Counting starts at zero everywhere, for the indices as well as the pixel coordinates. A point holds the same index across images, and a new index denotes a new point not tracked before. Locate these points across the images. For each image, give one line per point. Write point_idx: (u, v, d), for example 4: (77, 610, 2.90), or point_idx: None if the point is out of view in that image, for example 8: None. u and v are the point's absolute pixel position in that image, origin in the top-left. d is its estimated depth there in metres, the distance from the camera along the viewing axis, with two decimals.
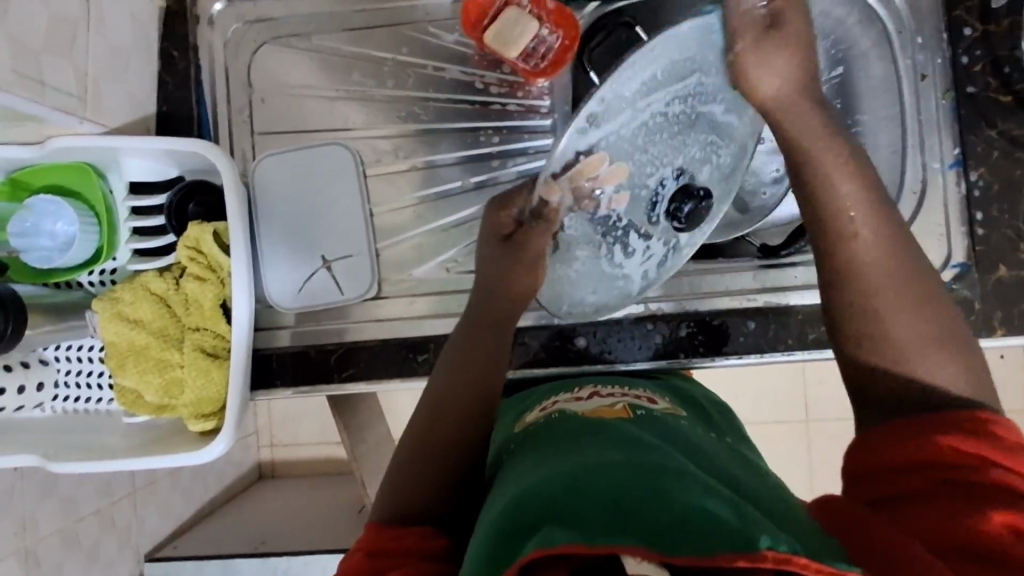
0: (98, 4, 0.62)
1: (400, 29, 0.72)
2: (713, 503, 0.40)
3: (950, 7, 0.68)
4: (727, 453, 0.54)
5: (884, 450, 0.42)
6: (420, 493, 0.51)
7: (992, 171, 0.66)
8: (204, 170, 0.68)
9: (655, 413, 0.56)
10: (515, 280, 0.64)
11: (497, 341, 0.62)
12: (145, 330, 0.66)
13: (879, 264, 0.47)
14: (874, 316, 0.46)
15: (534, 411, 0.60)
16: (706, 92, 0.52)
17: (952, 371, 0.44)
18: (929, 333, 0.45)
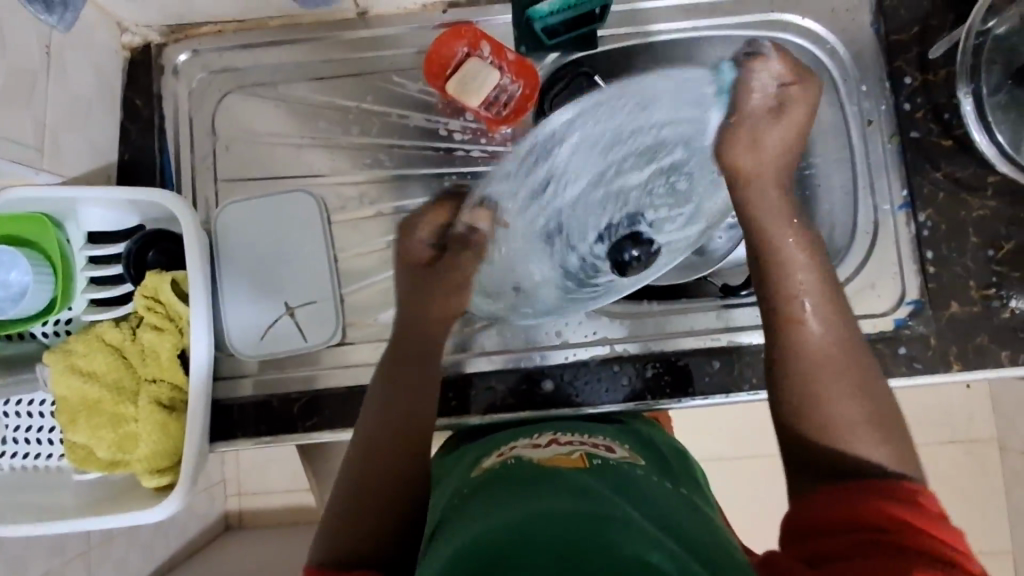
0: (60, 56, 0.62)
1: (365, 78, 0.73)
2: (655, 556, 0.40)
3: (890, 58, 0.71)
4: (681, 501, 0.54)
5: (827, 508, 0.45)
6: (364, 543, 0.51)
7: (939, 212, 0.69)
8: (165, 218, 0.68)
9: (611, 461, 0.56)
10: (434, 304, 0.67)
11: (428, 359, 0.64)
12: (98, 383, 0.64)
13: (823, 349, 0.54)
14: (841, 386, 0.52)
15: (492, 457, 0.59)
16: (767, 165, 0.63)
17: (882, 452, 0.49)
18: (867, 416, 0.50)
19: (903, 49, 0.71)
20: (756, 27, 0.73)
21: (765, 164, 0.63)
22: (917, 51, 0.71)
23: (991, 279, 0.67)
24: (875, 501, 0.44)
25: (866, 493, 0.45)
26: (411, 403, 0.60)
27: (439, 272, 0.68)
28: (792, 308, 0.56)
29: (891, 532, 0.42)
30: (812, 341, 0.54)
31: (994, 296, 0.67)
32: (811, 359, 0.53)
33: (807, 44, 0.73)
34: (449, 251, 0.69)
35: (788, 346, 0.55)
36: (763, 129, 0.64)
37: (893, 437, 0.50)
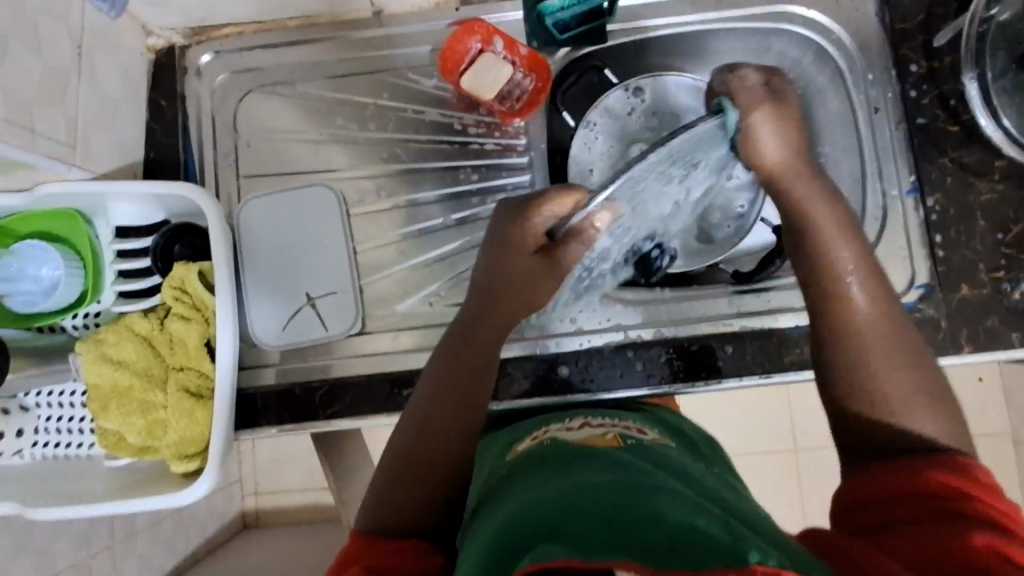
0: (89, 57, 0.65)
1: (381, 76, 0.75)
2: (701, 519, 0.42)
3: (896, 46, 0.72)
4: (716, 479, 0.56)
5: (883, 483, 0.46)
6: (411, 517, 0.54)
7: (946, 196, 0.70)
8: (191, 213, 0.70)
9: (645, 442, 0.58)
10: (527, 288, 0.62)
11: (492, 344, 0.62)
12: (129, 371, 0.66)
13: (869, 326, 0.53)
14: (891, 356, 0.52)
15: (526, 440, 0.60)
16: (797, 145, 0.60)
17: (939, 421, 0.49)
18: (916, 387, 0.50)
19: (908, 37, 0.72)
20: (762, 20, 0.74)
21: (778, 164, 0.59)
22: (922, 39, 0.72)
23: (1000, 262, 0.68)
24: (932, 472, 0.45)
25: (917, 466, 0.45)
26: (469, 386, 0.60)
27: (549, 265, 0.62)
28: (840, 297, 0.55)
29: (943, 501, 0.43)
30: (858, 321, 0.53)
31: (1003, 279, 0.68)
32: (851, 328, 0.53)
33: (812, 35, 0.74)
34: (554, 245, 0.62)
35: (830, 333, 0.54)
36: (763, 127, 0.58)
37: (937, 392, 0.51)
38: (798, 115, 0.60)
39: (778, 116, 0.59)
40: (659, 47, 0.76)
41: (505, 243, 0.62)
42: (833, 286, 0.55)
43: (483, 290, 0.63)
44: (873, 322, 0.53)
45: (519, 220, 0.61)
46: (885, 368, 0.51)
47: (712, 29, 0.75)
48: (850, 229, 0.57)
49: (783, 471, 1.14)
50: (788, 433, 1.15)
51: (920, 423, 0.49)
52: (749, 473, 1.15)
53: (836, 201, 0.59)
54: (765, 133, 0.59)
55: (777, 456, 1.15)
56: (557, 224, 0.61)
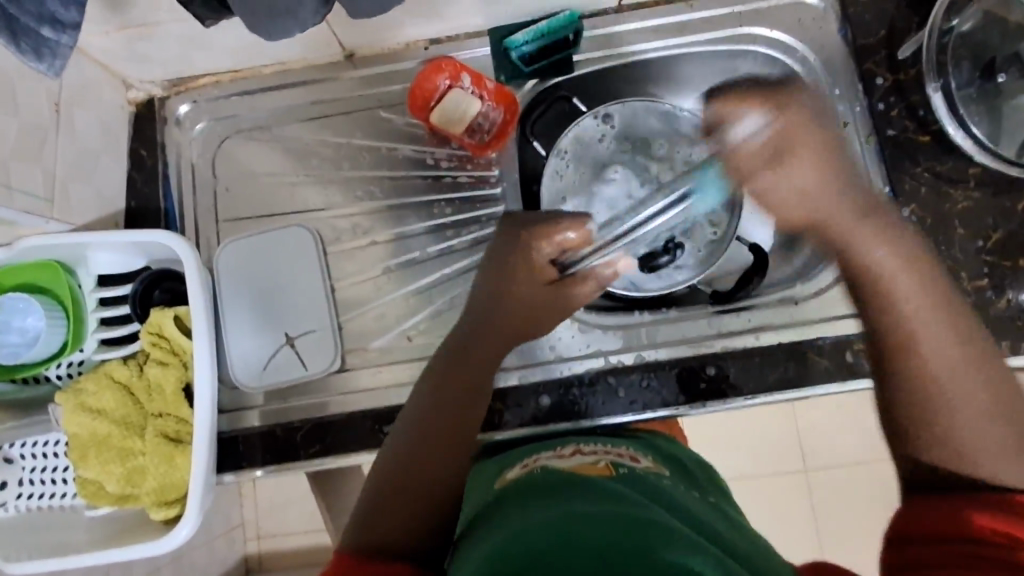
0: (68, 114, 0.67)
1: (355, 116, 0.77)
2: (695, 557, 0.41)
3: (861, 60, 0.72)
4: (707, 510, 0.54)
5: (929, 519, 0.44)
6: (399, 534, 0.51)
7: (923, 206, 0.69)
8: (171, 259, 0.70)
9: (637, 471, 0.56)
10: (531, 321, 0.66)
11: (481, 368, 0.62)
12: (108, 419, 0.66)
13: (944, 372, 0.48)
14: (1001, 437, 0.46)
15: (516, 467, 0.59)
16: (828, 164, 0.59)
17: (1018, 468, 0.45)
18: (1003, 437, 0.46)
19: (872, 51, 0.72)
20: (724, 42, 0.75)
21: (806, 202, 0.59)
22: (886, 53, 0.72)
23: (983, 269, 0.68)
24: (974, 513, 0.43)
25: (962, 503, 0.44)
26: (457, 400, 0.60)
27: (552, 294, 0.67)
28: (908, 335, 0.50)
29: (991, 545, 0.41)
30: (933, 359, 0.49)
31: (986, 287, 0.67)
32: (930, 374, 0.49)
33: (777, 54, 0.74)
34: (567, 277, 0.67)
35: (908, 375, 0.50)
36: (799, 162, 0.59)
37: (1021, 433, 0.46)
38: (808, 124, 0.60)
39: (810, 150, 0.59)
40: (629, 73, 0.77)
41: (517, 268, 0.66)
42: (908, 330, 0.51)
43: (470, 322, 0.64)
44: (965, 380, 0.48)
45: (533, 245, 0.67)
46: (995, 451, 0.46)
47: (679, 54, 0.75)
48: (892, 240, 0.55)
49: (795, 494, 1.12)
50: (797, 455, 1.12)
51: (989, 426, 0.47)
52: (760, 497, 1.12)
53: (887, 226, 0.56)
54: (802, 167, 0.59)
55: (786, 478, 1.12)
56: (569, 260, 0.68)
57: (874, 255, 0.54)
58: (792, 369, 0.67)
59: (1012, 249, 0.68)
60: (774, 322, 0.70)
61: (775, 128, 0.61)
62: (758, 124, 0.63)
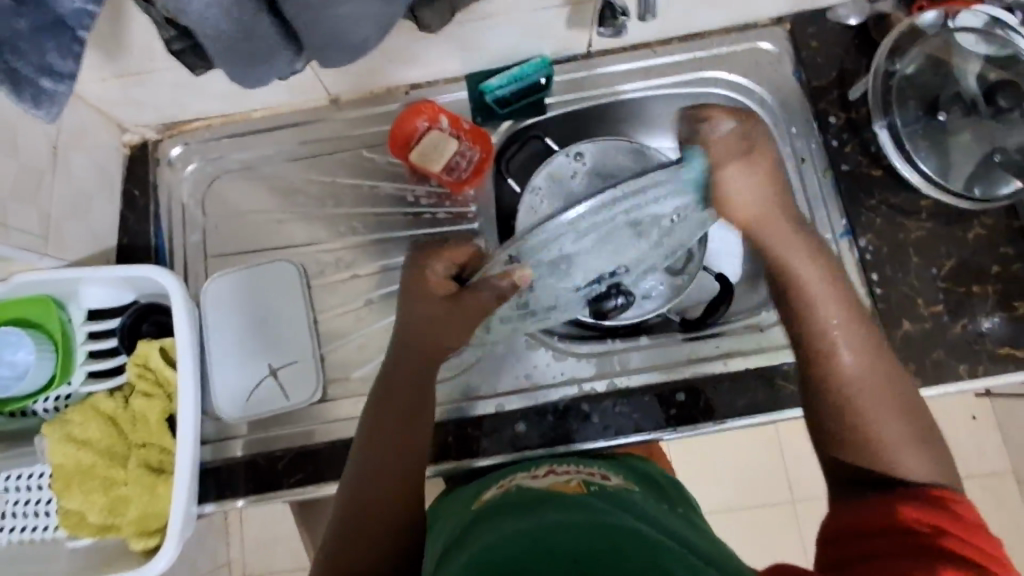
0: (65, 156, 0.70)
1: (340, 156, 0.81)
2: (670, 564, 0.42)
3: (815, 101, 0.77)
4: (679, 522, 0.56)
5: (863, 518, 0.47)
6: (365, 564, 0.54)
7: (878, 236, 0.73)
8: (159, 293, 0.73)
9: (609, 488, 0.58)
10: (441, 332, 0.66)
11: (411, 398, 0.63)
12: (92, 450, 0.67)
13: (857, 384, 0.54)
14: (908, 435, 0.52)
15: (492, 489, 0.61)
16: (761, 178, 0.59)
17: (928, 461, 0.51)
18: (910, 431, 0.52)
19: (825, 93, 0.77)
20: (687, 85, 0.79)
21: (755, 203, 0.59)
22: (838, 94, 0.77)
23: (938, 295, 0.71)
24: (901, 507, 0.47)
25: (888, 499, 0.48)
26: (403, 429, 0.62)
27: (456, 308, 0.65)
28: (828, 344, 0.56)
29: (917, 534, 0.44)
30: (848, 372, 0.55)
31: (941, 312, 0.70)
32: (845, 386, 0.55)
33: (737, 95, 0.79)
34: (467, 285, 0.66)
35: (831, 403, 0.55)
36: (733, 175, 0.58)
37: (921, 428, 0.53)
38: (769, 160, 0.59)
39: (743, 156, 0.58)
40: (598, 114, 0.81)
41: (414, 293, 0.67)
42: (849, 384, 0.55)
43: (392, 347, 0.66)
44: (877, 407, 0.53)
45: (428, 263, 0.68)
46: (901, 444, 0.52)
47: (646, 95, 0.80)
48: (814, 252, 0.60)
49: (781, 524, 1.12)
50: (782, 485, 1.13)
51: (894, 423, 0.53)
52: (746, 528, 1.12)
53: (825, 259, 0.60)
54: (746, 170, 0.58)
55: (775, 508, 1.13)
56: (464, 272, 0.68)
57: (795, 262, 0.59)
58: (761, 394, 0.70)
59: (965, 275, 0.71)
60: (741, 348, 0.72)
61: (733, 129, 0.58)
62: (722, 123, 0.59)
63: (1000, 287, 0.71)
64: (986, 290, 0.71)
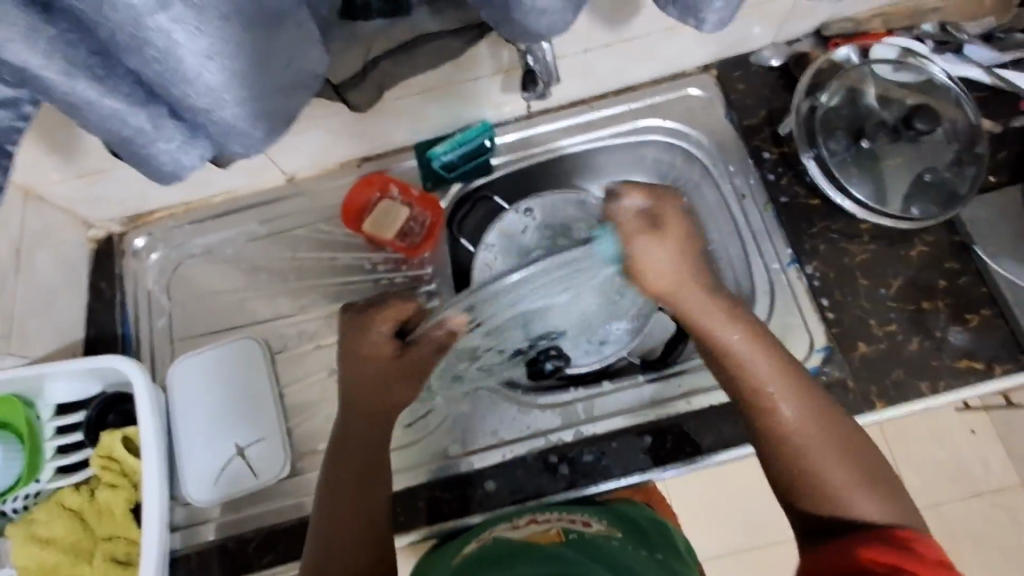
0: (28, 257, 0.72)
1: (299, 232, 0.83)
2: None
3: (748, 139, 0.80)
4: (656, 569, 0.55)
5: (828, 559, 0.49)
6: None
7: (824, 262, 0.75)
8: (124, 382, 0.74)
9: (587, 536, 0.57)
10: (384, 391, 0.65)
11: (371, 454, 0.63)
12: (56, 548, 0.66)
13: (802, 435, 0.55)
14: (861, 480, 0.53)
15: (472, 543, 0.60)
16: (686, 249, 0.61)
17: (881, 506, 0.52)
18: (862, 474, 0.53)
19: (756, 131, 0.81)
20: (626, 135, 0.83)
21: (670, 277, 0.60)
22: (769, 131, 0.80)
23: (890, 315, 0.72)
24: (860, 548, 0.48)
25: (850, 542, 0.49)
26: (355, 507, 0.60)
27: (399, 365, 0.64)
28: (763, 397, 0.57)
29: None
30: (785, 421, 0.56)
31: (896, 331, 0.71)
32: (790, 440, 0.55)
33: (675, 140, 0.83)
34: (409, 345, 0.65)
35: (783, 460, 0.55)
36: (648, 250, 0.60)
37: (869, 471, 0.53)
38: (680, 221, 0.61)
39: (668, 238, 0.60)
40: (545, 169, 0.85)
41: (359, 355, 0.65)
42: (788, 434, 0.55)
43: (335, 435, 0.64)
44: (827, 455, 0.54)
45: (369, 328, 0.65)
46: (855, 489, 0.52)
47: (588, 148, 0.83)
48: (736, 315, 0.60)
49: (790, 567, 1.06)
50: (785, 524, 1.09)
51: (845, 470, 0.53)
52: None
53: (738, 311, 0.61)
54: (660, 247, 0.60)
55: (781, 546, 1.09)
56: (408, 328, 0.66)
57: (720, 327, 0.60)
58: (726, 430, 0.70)
59: (914, 293, 0.73)
60: (703, 385, 0.73)
61: (656, 213, 0.60)
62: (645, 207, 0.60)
63: (950, 302, 0.72)
64: (936, 306, 0.72)
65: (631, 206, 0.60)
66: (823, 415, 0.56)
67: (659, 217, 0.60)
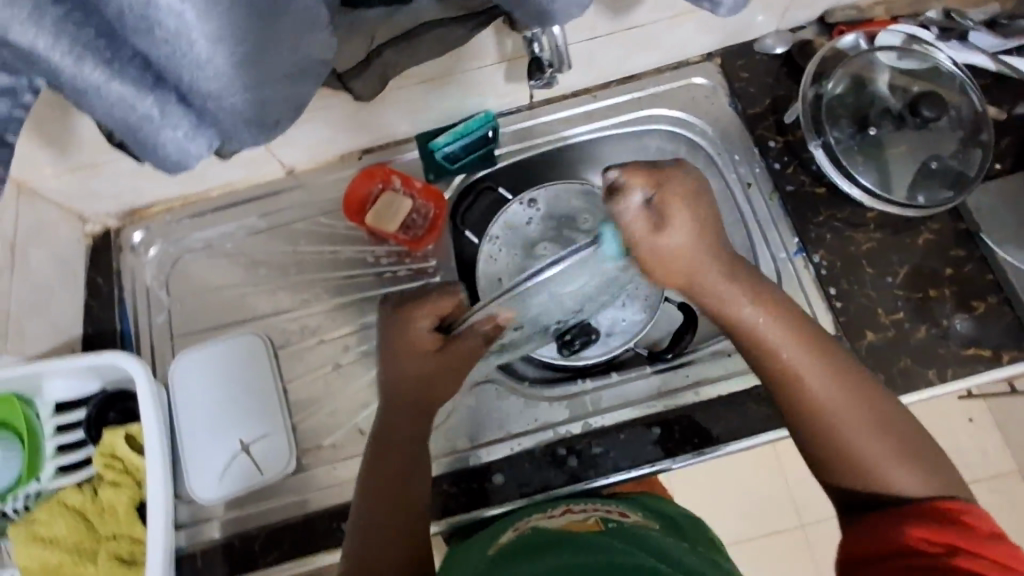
0: (23, 253, 0.70)
1: (300, 225, 0.82)
2: None
3: (752, 128, 0.80)
4: (697, 560, 0.55)
5: (873, 540, 0.49)
6: None
7: (830, 251, 0.75)
8: (124, 378, 0.73)
9: (625, 527, 0.59)
10: (431, 386, 0.63)
11: (412, 448, 0.62)
12: (59, 548, 0.65)
13: (829, 403, 0.54)
14: (897, 455, 0.52)
15: (508, 532, 0.61)
16: (697, 215, 0.54)
17: (924, 475, 0.52)
18: (900, 444, 0.53)
19: (761, 120, 0.80)
20: (630, 124, 0.82)
21: (675, 260, 0.54)
22: (774, 119, 0.80)
23: (897, 303, 0.72)
24: (904, 527, 0.49)
25: (895, 521, 0.49)
26: (393, 511, 0.59)
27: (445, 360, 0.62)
28: (786, 372, 0.55)
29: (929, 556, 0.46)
30: (814, 396, 0.54)
31: (902, 319, 0.71)
32: (820, 409, 0.54)
33: (679, 129, 0.82)
34: (453, 337, 0.62)
35: (818, 433, 0.54)
36: (672, 211, 0.53)
37: (904, 441, 0.53)
38: (690, 204, 0.53)
39: (682, 204, 0.53)
40: (548, 160, 0.84)
41: (398, 351, 0.62)
42: (823, 412, 0.54)
43: (375, 444, 0.62)
44: (859, 428, 0.53)
45: (411, 322, 0.61)
46: (892, 467, 0.52)
47: (592, 138, 0.83)
48: (748, 283, 0.57)
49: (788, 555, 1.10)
50: (788, 511, 1.10)
51: (883, 442, 0.53)
52: (756, 555, 1.10)
53: (752, 278, 0.57)
54: (677, 223, 0.53)
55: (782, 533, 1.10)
56: (449, 320, 0.62)
57: (737, 303, 0.56)
58: (734, 419, 0.69)
59: (920, 281, 0.73)
60: (711, 375, 0.73)
61: (664, 214, 0.53)
62: (650, 203, 0.53)
63: (955, 289, 0.72)
64: (942, 293, 0.72)
65: (632, 203, 0.52)
66: (843, 382, 0.54)
67: (660, 193, 0.53)
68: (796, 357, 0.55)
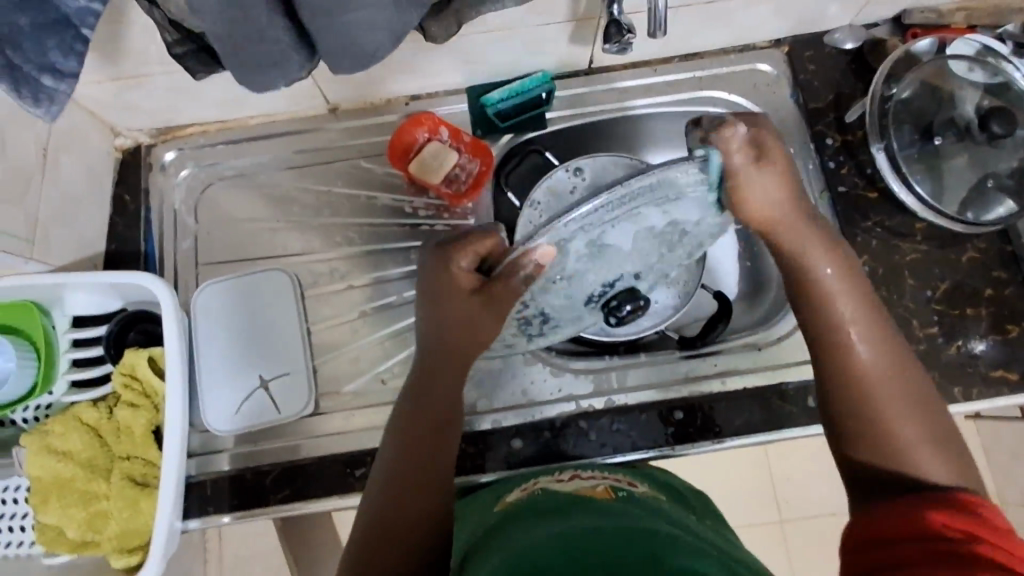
0: (54, 159, 0.68)
1: (338, 165, 0.80)
2: (699, 563, 0.44)
3: (811, 123, 0.78)
4: (708, 531, 0.57)
5: (882, 525, 0.47)
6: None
7: (874, 257, 0.74)
8: (147, 300, 0.71)
9: (636, 494, 0.59)
10: (473, 329, 0.62)
11: (448, 397, 0.62)
12: (73, 461, 0.65)
13: (873, 363, 0.54)
14: (927, 439, 0.52)
15: (515, 492, 0.61)
16: (789, 184, 0.58)
17: (949, 462, 0.51)
18: (923, 430, 0.52)
19: (822, 115, 0.78)
20: (688, 103, 0.80)
21: (771, 210, 0.58)
22: (835, 117, 0.78)
23: (933, 317, 0.72)
24: (925, 512, 0.46)
25: (915, 505, 0.47)
26: (417, 449, 0.59)
27: (490, 299, 0.60)
28: (841, 334, 0.56)
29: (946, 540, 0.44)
30: (863, 356, 0.55)
31: (937, 334, 0.71)
32: (861, 373, 0.54)
33: None
34: (494, 279, 0.60)
35: (853, 403, 0.54)
36: (748, 184, 0.57)
37: (937, 430, 0.52)
38: (777, 144, 0.58)
39: (776, 171, 0.57)
40: (598, 131, 0.81)
41: (437, 295, 0.62)
42: (858, 375, 0.54)
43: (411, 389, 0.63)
44: (896, 405, 0.53)
45: (449, 262, 0.61)
46: (919, 449, 0.51)
47: (647, 113, 0.80)
48: (843, 258, 0.59)
49: (769, 548, 1.11)
50: (772, 504, 1.13)
51: (911, 426, 0.52)
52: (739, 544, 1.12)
53: (844, 250, 0.59)
54: (763, 184, 0.57)
55: (766, 526, 1.12)
56: (487, 264, 0.62)
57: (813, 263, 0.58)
58: (757, 413, 0.69)
59: (958, 298, 0.72)
60: (740, 366, 0.72)
61: (740, 180, 0.57)
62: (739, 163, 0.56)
63: (993, 310, 0.72)
64: (979, 313, 0.72)
65: (735, 134, 0.56)
66: (897, 364, 0.55)
67: (767, 153, 0.57)
68: (863, 332, 0.56)
